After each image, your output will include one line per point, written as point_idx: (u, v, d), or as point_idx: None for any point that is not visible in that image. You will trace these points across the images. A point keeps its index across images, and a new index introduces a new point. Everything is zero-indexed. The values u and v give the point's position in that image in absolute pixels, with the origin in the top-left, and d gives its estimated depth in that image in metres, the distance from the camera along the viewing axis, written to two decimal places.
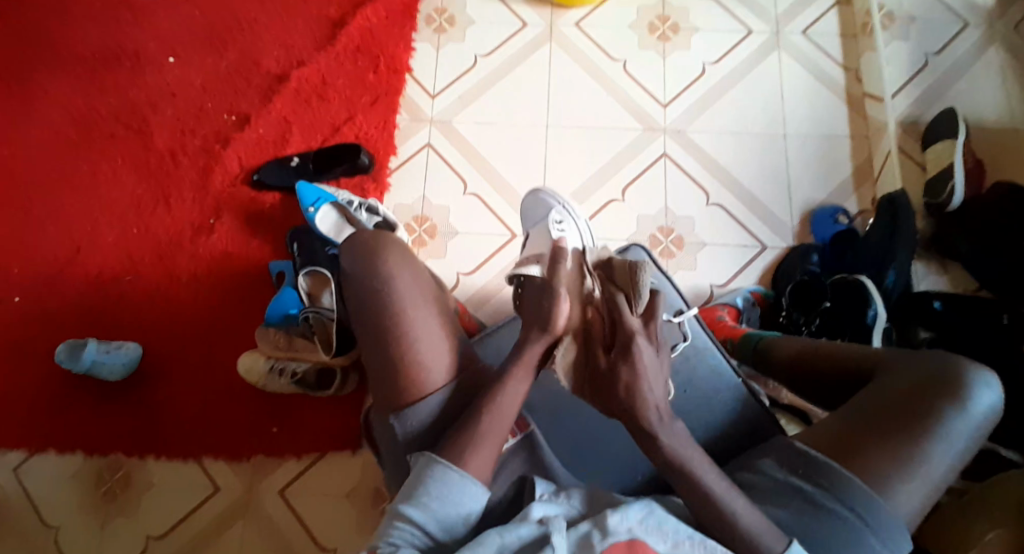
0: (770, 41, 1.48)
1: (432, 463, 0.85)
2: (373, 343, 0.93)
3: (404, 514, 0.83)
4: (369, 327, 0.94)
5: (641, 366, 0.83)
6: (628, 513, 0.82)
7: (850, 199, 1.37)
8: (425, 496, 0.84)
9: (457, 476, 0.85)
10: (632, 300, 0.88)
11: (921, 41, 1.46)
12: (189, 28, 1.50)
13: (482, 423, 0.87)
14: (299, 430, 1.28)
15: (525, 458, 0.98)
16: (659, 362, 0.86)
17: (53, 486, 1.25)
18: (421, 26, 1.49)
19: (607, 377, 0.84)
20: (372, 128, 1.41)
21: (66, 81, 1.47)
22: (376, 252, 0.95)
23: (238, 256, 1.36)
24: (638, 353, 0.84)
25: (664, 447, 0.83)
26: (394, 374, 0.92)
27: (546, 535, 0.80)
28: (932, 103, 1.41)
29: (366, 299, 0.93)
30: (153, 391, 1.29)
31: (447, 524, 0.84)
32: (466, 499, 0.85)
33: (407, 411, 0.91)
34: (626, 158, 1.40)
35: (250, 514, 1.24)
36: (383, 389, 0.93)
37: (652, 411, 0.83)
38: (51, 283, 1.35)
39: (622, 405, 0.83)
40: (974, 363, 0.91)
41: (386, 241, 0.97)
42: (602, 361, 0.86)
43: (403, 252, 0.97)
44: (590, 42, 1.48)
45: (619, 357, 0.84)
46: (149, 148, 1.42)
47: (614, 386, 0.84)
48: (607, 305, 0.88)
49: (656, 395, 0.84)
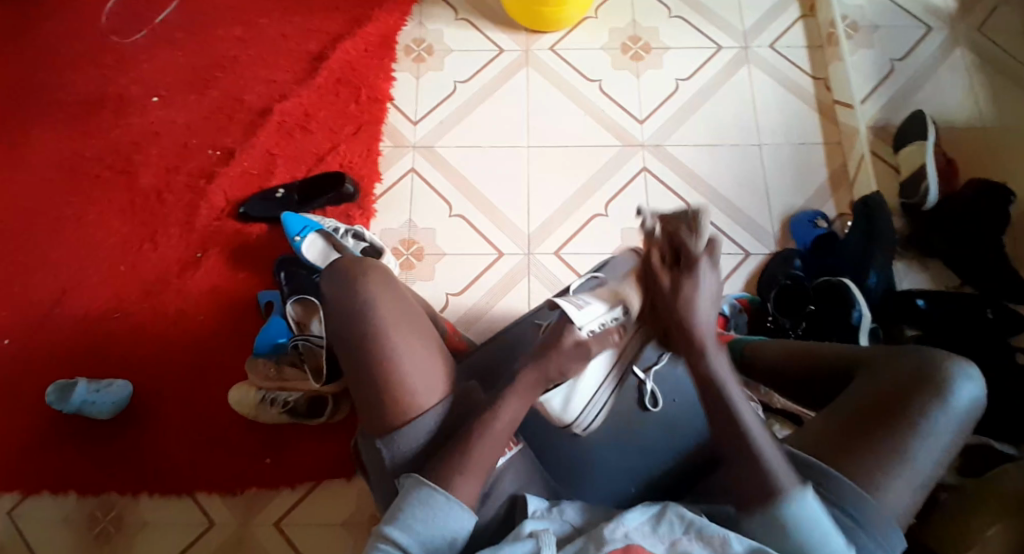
0: (739, 55, 1.52)
1: (418, 485, 0.86)
2: (356, 367, 0.94)
3: (387, 537, 0.83)
4: (355, 354, 0.94)
5: (700, 285, 0.85)
6: (627, 520, 0.81)
7: (827, 203, 1.40)
8: (409, 518, 0.84)
9: (444, 499, 0.85)
10: (691, 236, 0.85)
11: (885, 48, 1.51)
12: (172, 70, 1.53)
13: (473, 439, 0.88)
14: (293, 459, 1.27)
15: (515, 474, 0.96)
16: (713, 288, 0.86)
17: (45, 529, 1.24)
18: (400, 57, 1.53)
19: (667, 301, 0.87)
20: (356, 156, 1.44)
21: (51, 125, 1.49)
22: (356, 278, 0.97)
23: (225, 290, 1.36)
24: (699, 272, 0.85)
25: (708, 363, 0.85)
26: (380, 398, 0.92)
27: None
28: (901, 107, 1.45)
29: (349, 323, 0.95)
30: (144, 428, 1.29)
31: (433, 548, 0.83)
32: (452, 523, 0.84)
33: (395, 436, 0.92)
34: (607, 174, 1.42)
35: (245, 548, 1.23)
36: (370, 414, 0.94)
37: (704, 330, 0.86)
38: (40, 324, 1.35)
39: (672, 320, 0.87)
40: (955, 357, 0.92)
41: (366, 267, 0.99)
42: (665, 283, 0.87)
43: (384, 277, 0.99)
44: (565, 64, 1.52)
45: (680, 275, 0.85)
46: (136, 187, 1.44)
47: (673, 313, 0.86)
48: (669, 236, 0.87)
49: (707, 315, 0.86)
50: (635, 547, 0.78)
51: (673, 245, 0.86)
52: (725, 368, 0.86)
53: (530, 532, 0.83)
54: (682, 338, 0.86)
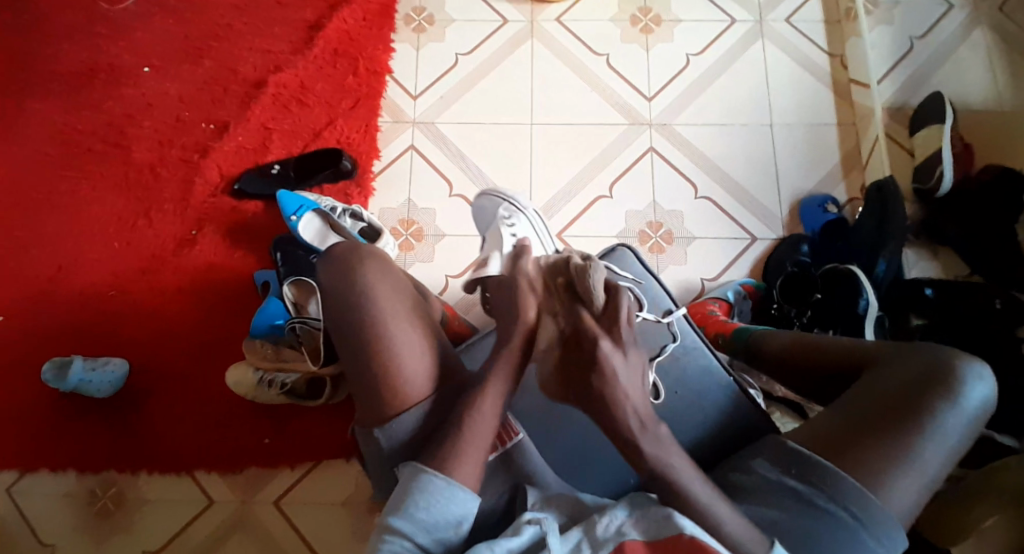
0: (754, 29, 1.46)
1: (418, 473, 0.83)
2: (353, 357, 0.90)
3: (392, 527, 0.81)
4: (350, 340, 0.90)
5: (611, 370, 0.81)
6: (615, 514, 0.81)
7: (839, 187, 1.36)
8: (411, 506, 0.81)
9: (444, 484, 0.82)
10: (589, 299, 0.84)
11: (905, 24, 1.45)
12: (163, 37, 1.48)
13: (467, 419, 0.85)
14: (292, 440, 1.27)
15: (510, 469, 0.93)
16: (631, 362, 0.82)
17: (46, 505, 1.24)
18: (400, 26, 1.47)
19: (582, 375, 0.83)
20: (353, 132, 1.39)
21: (40, 95, 1.45)
22: (352, 264, 0.92)
23: (221, 268, 1.34)
24: (606, 356, 0.81)
25: (648, 455, 0.80)
26: (378, 389, 0.89)
27: (544, 537, 0.80)
28: (918, 89, 1.40)
29: (345, 310, 0.90)
30: (142, 407, 1.28)
31: (437, 534, 0.82)
32: (454, 507, 0.82)
33: (392, 424, 0.88)
34: (613, 153, 1.38)
35: (245, 526, 1.23)
36: (366, 403, 0.90)
37: (630, 417, 0.81)
38: (34, 302, 1.33)
39: (597, 399, 0.82)
40: (966, 355, 0.90)
41: (363, 252, 0.93)
42: (575, 368, 0.84)
43: (380, 260, 0.94)
44: (572, 37, 1.46)
45: (589, 366, 0.82)
46: (129, 160, 1.40)
47: (589, 388, 0.82)
48: (571, 318, 0.85)
49: (633, 399, 0.81)
50: (629, 545, 0.77)
51: (573, 328, 0.84)
52: (663, 447, 0.81)
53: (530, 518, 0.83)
54: (602, 416, 0.82)
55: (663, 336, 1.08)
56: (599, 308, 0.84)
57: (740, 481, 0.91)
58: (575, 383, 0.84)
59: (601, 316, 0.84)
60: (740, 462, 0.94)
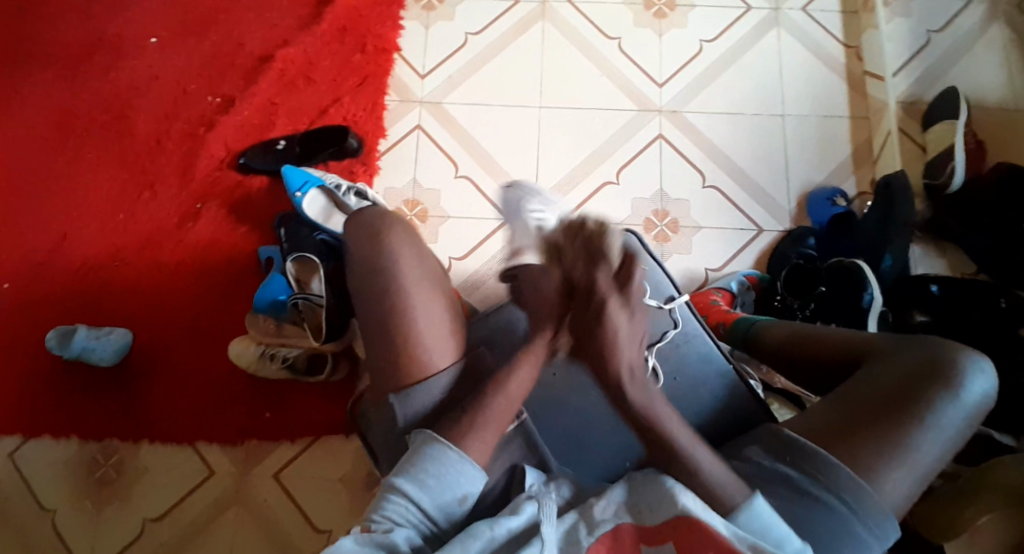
0: (768, 17, 1.44)
1: (429, 441, 0.82)
2: (376, 325, 0.87)
3: (399, 489, 0.80)
4: (371, 303, 0.88)
5: (615, 331, 0.83)
6: (612, 496, 0.81)
7: (848, 181, 1.35)
8: (421, 472, 0.81)
9: (457, 457, 0.81)
10: (606, 261, 0.84)
11: (923, 17, 1.42)
12: (172, 10, 1.47)
13: (489, 400, 0.84)
14: (292, 415, 1.28)
15: (522, 442, 0.93)
16: (634, 322, 0.84)
17: (47, 472, 1.26)
18: (409, 4, 1.46)
19: (588, 331, 0.85)
20: (360, 110, 1.39)
21: (48, 64, 1.45)
22: (379, 231, 0.90)
23: (224, 243, 1.34)
24: (610, 316, 0.83)
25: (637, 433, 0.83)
26: (395, 357, 0.87)
27: (536, 525, 0.79)
28: (932, 83, 1.38)
29: (370, 276, 0.88)
30: (144, 378, 1.29)
31: (442, 503, 0.81)
32: (462, 480, 0.81)
33: (409, 392, 0.86)
34: (621, 139, 1.37)
35: (244, 498, 1.24)
36: (379, 374, 0.88)
37: (623, 369, 0.84)
38: (41, 271, 1.34)
39: (596, 350, 0.84)
40: (966, 348, 0.90)
41: (389, 220, 0.92)
42: (582, 318, 0.85)
43: (407, 231, 0.92)
44: (583, 20, 1.44)
45: (596, 322, 0.83)
46: (136, 131, 1.41)
47: (593, 341, 0.84)
48: (583, 274, 0.84)
49: (629, 355, 0.84)
50: (624, 529, 0.78)
51: (585, 282, 0.84)
52: (659, 407, 0.84)
53: (529, 497, 0.83)
54: (597, 361, 0.85)
55: (664, 323, 1.08)
56: (615, 269, 0.84)
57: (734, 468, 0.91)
58: (580, 331, 0.86)
59: (615, 276, 0.84)
60: (736, 449, 0.94)
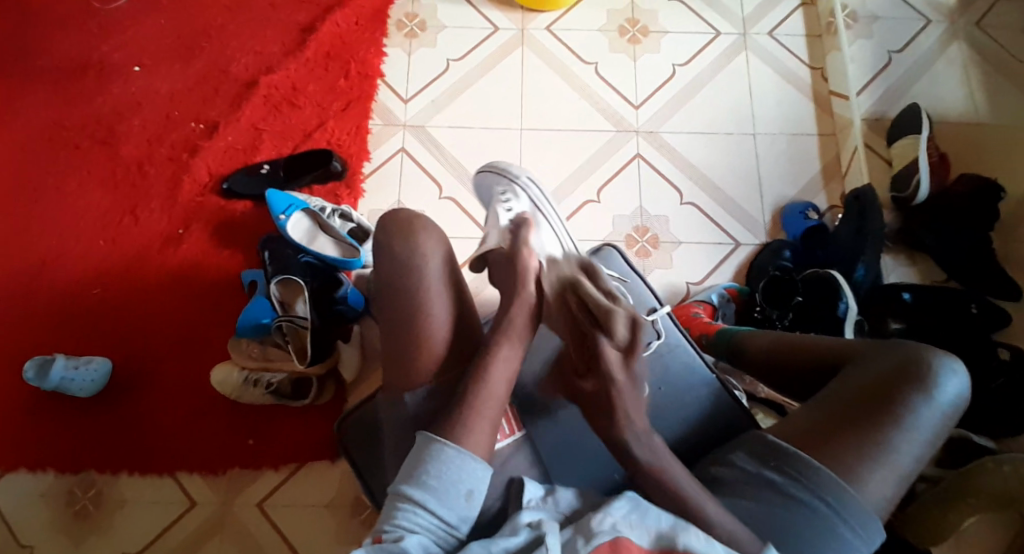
0: (737, 42, 1.50)
1: (431, 443, 0.82)
2: (397, 321, 0.89)
3: (406, 496, 0.79)
4: (391, 300, 0.89)
5: (622, 401, 0.84)
6: (613, 511, 0.77)
7: (819, 195, 1.39)
8: (424, 475, 0.80)
9: (455, 453, 0.81)
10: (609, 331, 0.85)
11: (884, 39, 1.50)
12: (155, 38, 1.49)
13: (480, 398, 0.84)
14: (274, 441, 1.25)
15: (525, 456, 0.96)
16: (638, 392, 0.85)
17: (23, 506, 1.22)
18: (392, 32, 1.49)
19: (596, 402, 0.86)
20: (344, 134, 1.41)
21: (28, 93, 1.45)
22: (410, 232, 0.91)
23: (208, 268, 1.34)
24: (617, 387, 0.84)
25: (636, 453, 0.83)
26: (410, 355, 0.88)
27: (538, 537, 0.77)
28: (896, 100, 1.44)
29: (397, 273, 0.89)
30: (124, 405, 1.27)
31: (451, 503, 0.80)
32: (467, 477, 0.81)
33: (418, 387, 0.88)
34: (600, 160, 1.40)
35: (227, 529, 1.21)
36: (392, 367, 0.90)
37: (627, 426, 0.84)
38: (18, 298, 1.31)
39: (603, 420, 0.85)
40: (941, 351, 0.91)
41: (422, 222, 0.92)
42: (589, 386, 0.87)
43: (438, 237, 0.93)
44: (561, 45, 1.49)
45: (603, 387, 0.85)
46: (117, 158, 1.40)
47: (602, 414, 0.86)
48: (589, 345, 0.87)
49: (638, 425, 0.84)
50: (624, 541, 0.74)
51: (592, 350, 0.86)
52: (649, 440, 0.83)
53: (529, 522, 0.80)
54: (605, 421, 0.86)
55: (648, 335, 1.08)
56: (620, 340, 0.85)
57: (721, 475, 0.92)
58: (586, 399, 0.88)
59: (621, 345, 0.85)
60: (720, 456, 0.96)
